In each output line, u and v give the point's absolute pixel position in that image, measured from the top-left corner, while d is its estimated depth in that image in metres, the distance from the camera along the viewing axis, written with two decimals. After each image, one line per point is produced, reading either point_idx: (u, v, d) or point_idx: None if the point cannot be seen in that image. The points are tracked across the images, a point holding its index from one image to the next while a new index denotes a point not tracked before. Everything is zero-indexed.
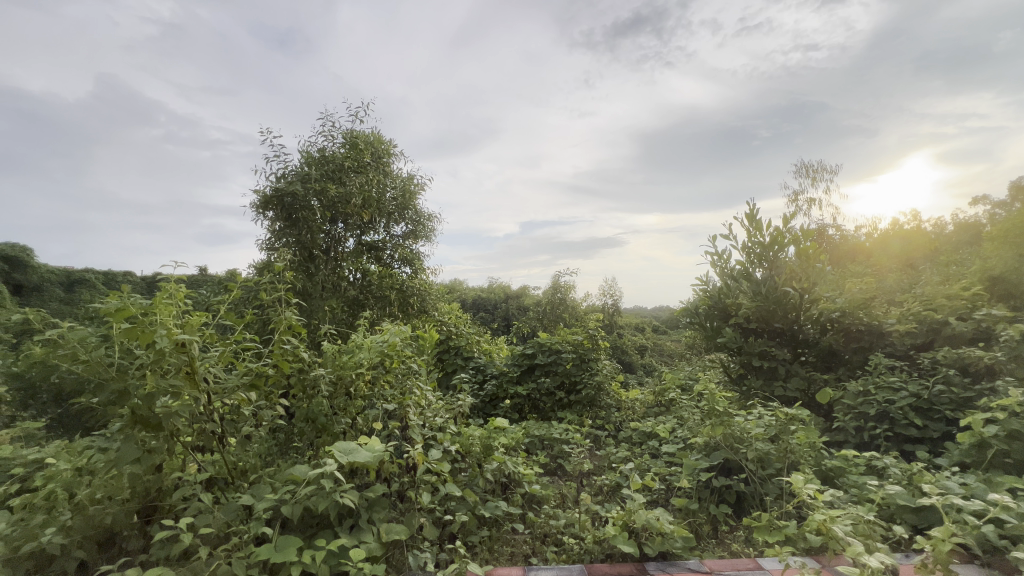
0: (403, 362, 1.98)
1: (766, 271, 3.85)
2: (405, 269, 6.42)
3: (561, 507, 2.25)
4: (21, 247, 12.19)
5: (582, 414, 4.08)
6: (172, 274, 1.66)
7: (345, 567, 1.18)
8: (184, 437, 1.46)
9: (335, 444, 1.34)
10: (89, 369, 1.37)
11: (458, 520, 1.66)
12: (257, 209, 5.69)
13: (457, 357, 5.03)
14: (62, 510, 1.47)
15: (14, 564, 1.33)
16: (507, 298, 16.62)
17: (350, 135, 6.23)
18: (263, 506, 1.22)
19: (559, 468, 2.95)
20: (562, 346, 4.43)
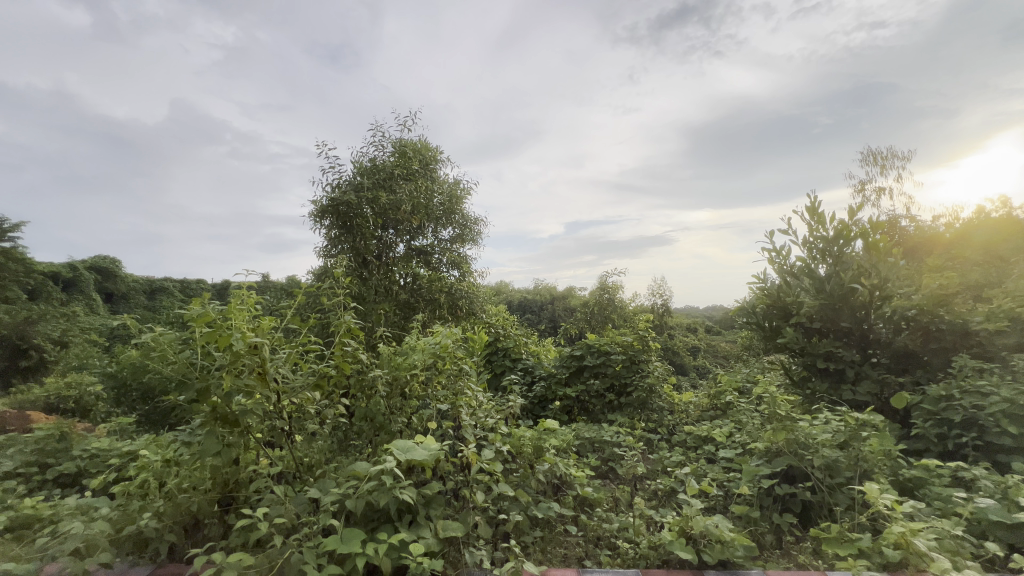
0: (456, 364, 2.02)
1: (830, 267, 3.61)
2: (453, 272, 6.55)
3: (614, 511, 2.23)
4: (111, 259, 13.59)
5: (633, 417, 3.99)
6: (244, 281, 1.79)
7: (405, 561, 1.23)
8: (257, 433, 1.56)
9: (393, 442, 1.39)
10: (176, 369, 1.51)
11: (511, 520, 1.67)
12: (315, 218, 6.04)
13: (505, 358, 5.08)
14: (155, 497, 1.63)
15: (118, 545, 1.50)
16: (553, 299, 16.58)
17: (399, 144, 6.47)
18: (329, 500, 1.29)
19: (611, 472, 2.90)
20: (612, 347, 4.37)
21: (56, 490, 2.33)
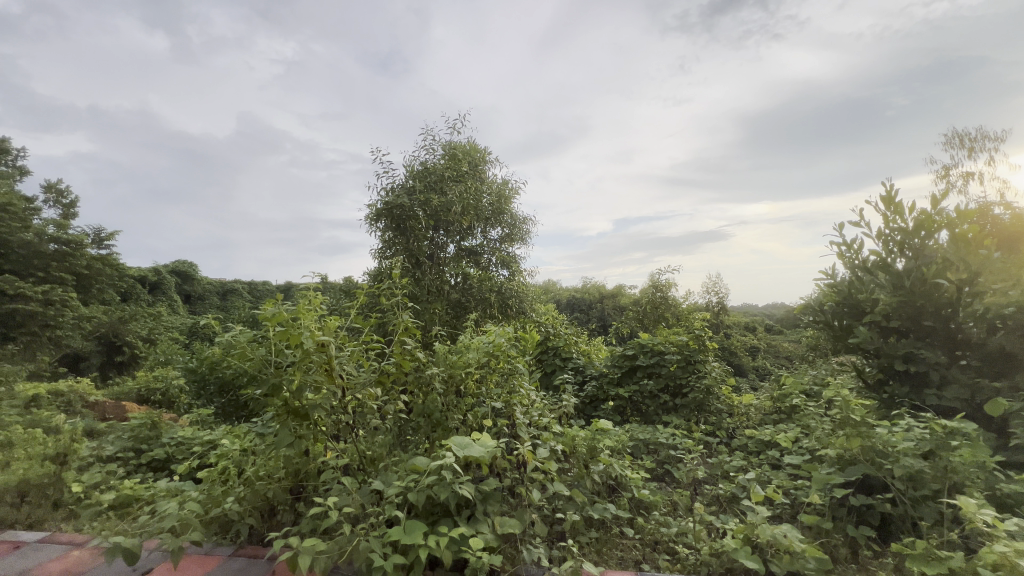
0: (509, 363, 2.04)
1: (909, 262, 3.33)
2: (502, 271, 6.61)
3: (671, 515, 2.17)
4: (189, 263, 14.85)
5: (689, 419, 3.86)
6: (311, 282, 1.90)
7: (465, 554, 1.25)
8: (324, 426, 1.65)
9: (452, 438, 1.41)
10: (253, 365, 1.62)
11: (567, 520, 1.67)
12: (370, 221, 6.31)
13: (555, 357, 5.08)
14: (236, 483, 1.76)
15: (207, 525, 1.64)
16: (602, 298, 16.34)
17: (449, 146, 6.62)
18: (392, 492, 1.33)
19: (667, 474, 2.83)
20: (665, 347, 4.25)
21: (150, 473, 2.59)
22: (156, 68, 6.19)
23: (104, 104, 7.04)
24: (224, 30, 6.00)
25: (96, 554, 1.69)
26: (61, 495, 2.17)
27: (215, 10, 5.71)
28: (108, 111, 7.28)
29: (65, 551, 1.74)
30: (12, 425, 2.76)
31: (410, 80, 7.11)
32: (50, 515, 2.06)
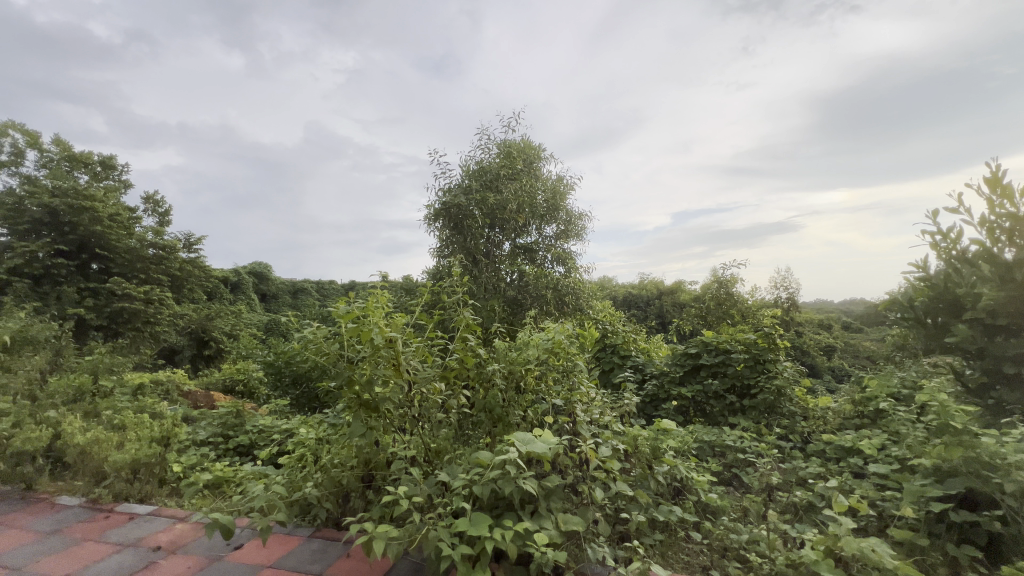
0: (569, 360, 2.02)
1: (1020, 250, 2.69)
2: (558, 268, 6.57)
3: (741, 521, 2.07)
4: (266, 265, 16.07)
5: (758, 421, 3.66)
6: (378, 280, 1.98)
7: (530, 548, 1.26)
8: (392, 418, 1.72)
9: (515, 433, 1.42)
10: (328, 359, 1.72)
11: (632, 520, 1.64)
12: (429, 221, 6.55)
13: (613, 355, 4.99)
14: (314, 468, 1.89)
15: (290, 506, 1.78)
16: (661, 295, 15.89)
17: (503, 145, 6.68)
18: (458, 484, 1.37)
19: (735, 479, 2.71)
20: (731, 346, 4.05)
21: (238, 457, 2.83)
22: (235, 83, 6.76)
23: (192, 121, 7.77)
24: (292, 45, 6.44)
25: (197, 529, 1.88)
26: (165, 473, 2.41)
27: (284, 26, 6.14)
28: (194, 127, 8.03)
29: (170, 524, 1.95)
30: (123, 409, 3.11)
31: (463, 81, 7.23)
32: (157, 491, 2.30)
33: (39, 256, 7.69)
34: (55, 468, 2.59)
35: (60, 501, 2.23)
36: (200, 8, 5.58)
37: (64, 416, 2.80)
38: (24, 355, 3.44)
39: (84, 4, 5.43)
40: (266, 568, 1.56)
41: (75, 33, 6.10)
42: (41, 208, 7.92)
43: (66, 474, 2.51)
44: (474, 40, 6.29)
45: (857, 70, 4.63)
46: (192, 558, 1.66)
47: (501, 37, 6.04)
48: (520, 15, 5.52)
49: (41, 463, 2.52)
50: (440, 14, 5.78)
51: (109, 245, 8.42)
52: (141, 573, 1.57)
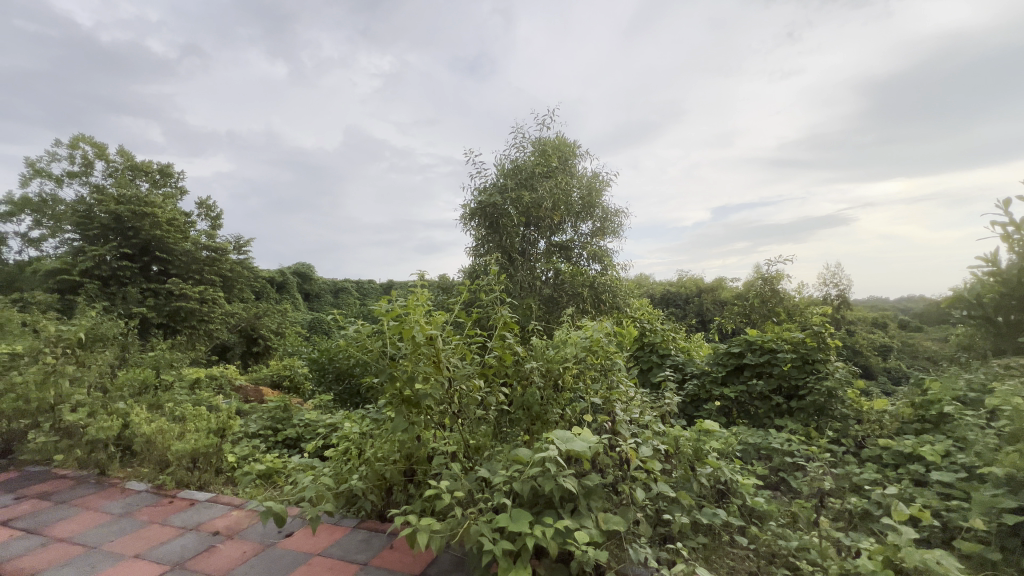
0: (608, 358, 2.00)
1: None
2: (594, 265, 6.51)
3: (790, 527, 1.99)
4: (309, 265, 16.71)
5: (807, 424, 3.51)
6: (418, 279, 2.02)
7: (571, 547, 1.26)
8: (433, 414, 1.75)
9: (554, 431, 1.42)
10: (372, 356, 1.77)
11: (675, 522, 1.62)
12: (466, 220, 6.63)
13: (652, 354, 4.90)
14: (358, 462, 1.95)
15: (337, 497, 1.84)
16: (701, 292, 15.47)
17: (538, 143, 6.68)
18: (499, 480, 1.38)
19: (783, 483, 2.62)
20: (777, 345, 3.88)
21: (287, 449, 2.97)
22: (274, 91, 7.04)
23: (241, 129, 8.16)
24: (331, 52, 6.66)
25: (251, 515, 1.99)
26: (221, 463, 2.55)
27: (325, 34, 6.36)
28: (242, 135, 8.44)
29: (226, 510, 2.06)
30: (182, 402, 3.32)
31: (497, 80, 7.26)
32: (214, 480, 2.45)
33: (107, 259, 8.31)
34: (124, 456, 2.80)
35: (130, 486, 2.41)
36: (246, 22, 5.95)
37: (131, 407, 3.02)
38: (95, 350, 3.72)
39: (143, 22, 5.82)
40: (315, 555, 1.63)
41: (135, 49, 6.53)
42: (108, 214, 8.54)
43: (134, 462, 2.70)
44: (507, 38, 6.29)
45: (915, 51, 4.34)
46: (247, 544, 1.75)
47: (535, 35, 6.04)
48: (552, 12, 5.51)
49: (112, 451, 2.72)
50: (475, 15, 5.83)
51: (167, 247, 8.97)
52: (202, 555, 1.67)
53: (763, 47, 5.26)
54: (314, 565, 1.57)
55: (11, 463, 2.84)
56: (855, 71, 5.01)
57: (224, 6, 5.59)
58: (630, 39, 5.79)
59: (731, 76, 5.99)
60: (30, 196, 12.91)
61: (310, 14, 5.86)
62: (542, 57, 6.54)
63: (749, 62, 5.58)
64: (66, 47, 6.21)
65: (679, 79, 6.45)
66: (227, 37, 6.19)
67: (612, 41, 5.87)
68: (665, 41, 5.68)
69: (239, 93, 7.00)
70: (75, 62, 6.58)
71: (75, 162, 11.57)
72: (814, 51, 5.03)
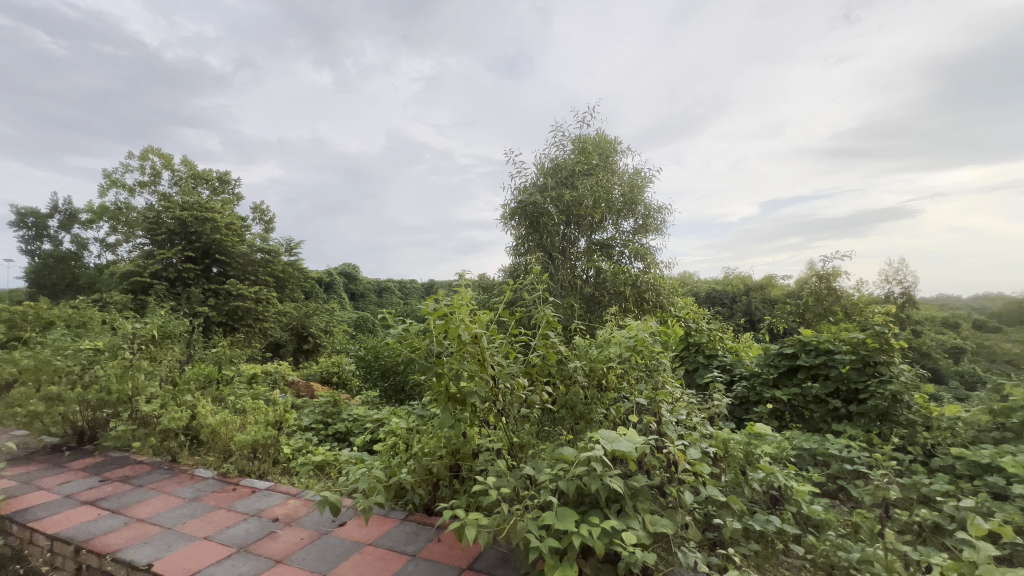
0: (654, 358, 1.96)
1: None
2: (636, 264, 6.38)
3: (850, 538, 1.89)
4: (354, 266, 17.34)
5: (868, 430, 3.30)
6: (462, 278, 2.05)
7: (618, 548, 1.25)
8: (478, 411, 1.78)
9: (598, 431, 1.41)
10: (419, 354, 1.82)
11: (725, 526, 1.57)
12: (506, 220, 6.68)
13: (698, 354, 4.78)
14: (406, 456, 2.02)
15: (387, 490, 1.91)
16: (748, 291, 14.89)
17: (578, 141, 6.64)
18: (544, 479, 1.38)
19: (842, 492, 2.48)
20: (834, 345, 3.67)
21: (338, 443, 3.10)
22: (322, 98, 7.35)
23: (291, 136, 8.57)
24: (374, 58, 6.86)
25: (307, 504, 2.09)
26: (278, 454, 2.70)
27: (367, 41, 6.57)
28: (293, 143, 8.86)
29: (285, 498, 2.19)
30: (242, 395, 3.53)
31: (536, 79, 7.27)
32: (271, 469, 2.59)
33: (173, 262, 8.96)
34: (191, 445, 3.01)
35: (199, 472, 2.60)
36: (295, 33, 6.24)
37: (198, 399, 3.25)
38: (165, 346, 4.02)
39: (202, 37, 6.24)
40: (367, 545, 1.70)
41: (195, 64, 7.00)
42: (174, 220, 9.20)
43: (201, 450, 2.90)
44: (547, 35, 6.26)
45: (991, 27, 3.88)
46: (304, 531, 1.84)
47: (574, 31, 5.99)
48: (590, 5, 5.41)
49: (181, 440, 2.94)
50: (512, 14, 5.82)
51: (226, 250, 9.54)
52: (263, 540, 1.77)
53: (819, 31, 5.00)
54: (366, 554, 1.64)
55: (96, 449, 3.12)
56: (923, 51, 4.53)
57: (275, 19, 5.89)
58: (673, 29, 5.65)
59: (782, 63, 5.68)
60: (107, 204, 14.07)
61: (354, 22, 6.07)
62: (580, 53, 6.44)
63: (802, 47, 5.32)
64: (134, 63, 6.78)
65: (725, 69, 6.16)
66: (277, 48, 6.52)
67: (652, 32, 5.74)
68: (710, 31, 5.50)
69: (290, 102, 7.39)
70: (141, 78, 7.15)
71: (145, 172, 12.53)
72: (874, 33, 4.65)
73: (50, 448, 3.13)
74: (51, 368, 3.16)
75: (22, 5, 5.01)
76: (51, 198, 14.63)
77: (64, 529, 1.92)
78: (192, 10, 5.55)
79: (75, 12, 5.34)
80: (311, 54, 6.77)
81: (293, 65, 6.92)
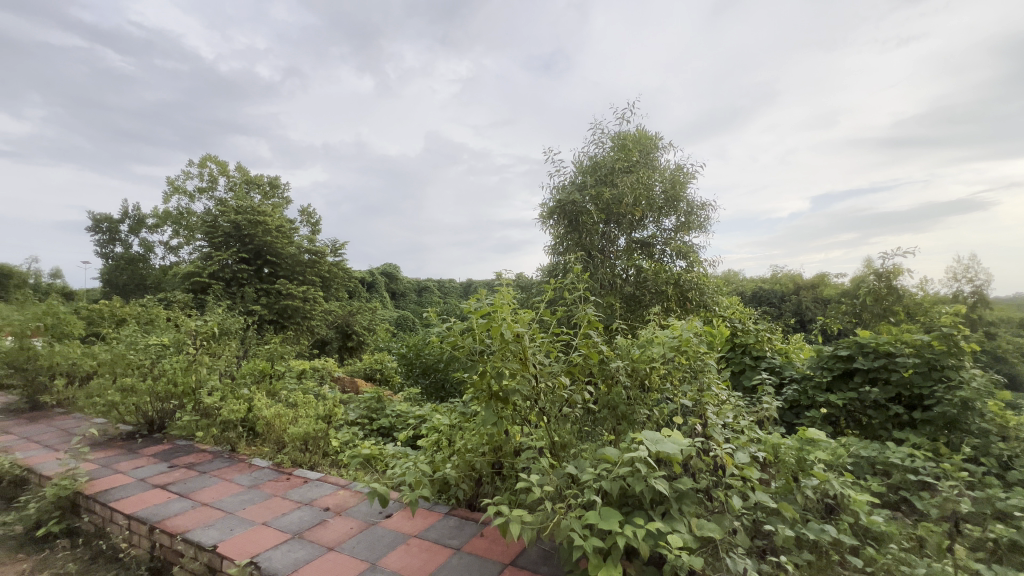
0: (699, 359, 1.91)
1: None
2: (678, 262, 6.23)
3: (915, 553, 1.78)
4: (395, 266, 17.83)
5: (935, 439, 3.08)
6: (504, 278, 2.07)
7: (663, 550, 1.24)
8: (519, 410, 1.79)
9: (642, 432, 1.39)
10: (462, 351, 1.85)
11: (777, 534, 1.52)
12: (546, 219, 6.69)
13: (744, 356, 4.63)
14: (449, 452, 2.06)
15: (432, 483, 1.96)
16: (798, 290, 14.23)
17: (617, 138, 6.56)
18: (586, 478, 1.38)
19: (905, 504, 2.34)
20: (895, 348, 3.46)
21: (383, 437, 3.20)
22: (364, 102, 7.59)
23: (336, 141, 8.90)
24: (413, 62, 7.02)
25: (355, 495, 2.18)
26: (328, 447, 2.82)
27: (407, 46, 6.73)
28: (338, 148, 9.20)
29: (335, 489, 2.28)
30: (294, 390, 3.72)
31: (573, 76, 7.21)
32: (322, 461, 2.71)
33: (229, 264, 9.50)
34: (249, 436, 3.19)
35: (255, 461, 2.76)
36: (339, 41, 6.47)
37: (254, 394, 3.44)
38: (224, 341, 4.28)
39: (253, 49, 6.59)
40: (413, 537, 1.75)
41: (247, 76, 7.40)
42: (229, 224, 9.74)
43: (258, 441, 3.07)
44: (582, 32, 6.19)
45: None
46: (353, 521, 1.92)
47: (611, 27, 5.89)
48: None
49: (240, 431, 3.13)
50: (547, 11, 5.77)
51: (277, 252, 10.02)
52: (315, 528, 1.86)
53: (877, 13, 4.74)
54: (413, 545, 1.69)
55: (165, 437, 3.36)
56: (999, 27, 3.93)
57: (320, 29, 6.14)
58: (717, 19, 5.46)
59: (836, 49, 5.35)
60: (171, 209, 15.08)
61: (394, 30, 6.25)
62: (619, 48, 6.31)
63: (858, 31, 4.99)
64: (192, 76, 7.16)
65: (776, 57, 5.92)
66: (323, 56, 6.80)
67: (694, 24, 5.59)
68: (757, 17, 5.32)
69: (335, 107, 7.68)
70: (200, 91, 7.55)
71: (203, 179, 13.34)
72: (939, 12, 4.29)
73: (125, 435, 3.38)
74: (125, 361, 3.43)
75: (97, 28, 5.45)
76: (122, 205, 15.83)
77: (139, 510, 2.08)
78: (245, 25, 5.88)
79: (141, 31, 5.79)
80: (354, 61, 7.02)
81: (338, 72, 7.18)
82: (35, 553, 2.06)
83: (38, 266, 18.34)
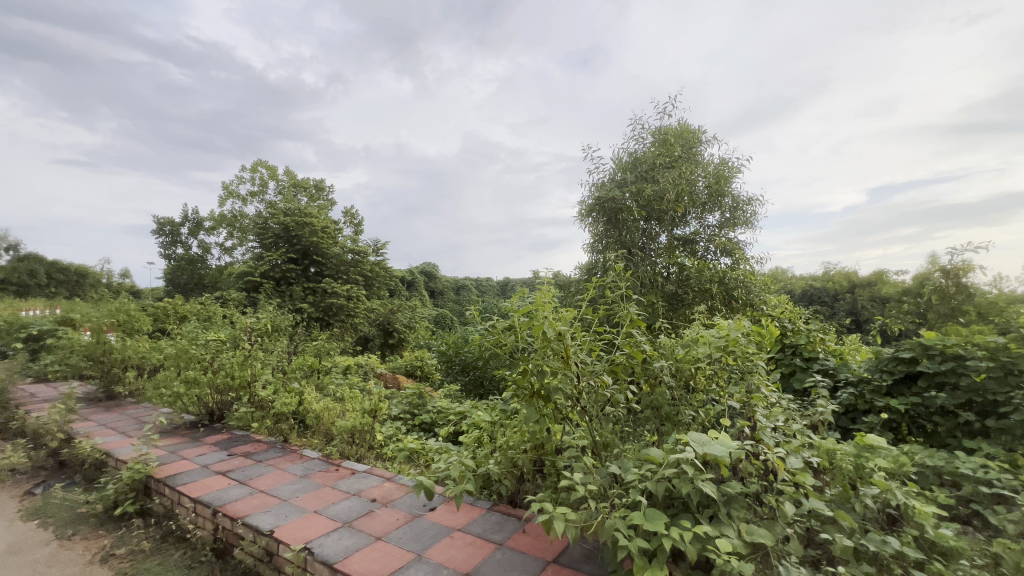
0: (747, 359, 1.84)
1: None
2: (723, 259, 6.05)
3: (989, 571, 1.66)
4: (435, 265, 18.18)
5: (1011, 450, 2.83)
6: (545, 275, 2.07)
7: (712, 555, 1.21)
8: (561, 407, 1.79)
9: (689, 433, 1.36)
10: (503, 349, 1.86)
11: (834, 544, 1.46)
12: (585, 217, 6.63)
13: (795, 357, 4.45)
14: (491, 448, 2.09)
15: (475, 478, 2.00)
16: (854, 288, 13.47)
17: (659, 132, 6.43)
18: (631, 478, 1.36)
19: (976, 518, 2.16)
20: (965, 350, 3.19)
21: (425, 432, 3.28)
22: (404, 105, 7.76)
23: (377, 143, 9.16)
24: (450, 63, 7.14)
25: (400, 488, 2.24)
26: (372, 440, 2.91)
27: (444, 49, 6.85)
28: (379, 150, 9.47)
29: (380, 481, 2.36)
30: (340, 385, 3.87)
31: (611, 71, 7.11)
32: (367, 454, 2.81)
33: (278, 263, 9.97)
34: (299, 428, 3.35)
35: (305, 452, 2.88)
36: (379, 47, 6.66)
37: (304, 388, 3.60)
38: (275, 338, 4.50)
39: (299, 58, 6.88)
40: (457, 530, 1.78)
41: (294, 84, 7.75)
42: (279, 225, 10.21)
43: (307, 433, 3.21)
44: (619, 26, 6.10)
45: None
46: (398, 512, 1.98)
47: (650, 19, 5.79)
48: None
49: (292, 423, 3.29)
50: (583, 7, 5.72)
51: (323, 252, 10.42)
52: (364, 517, 1.93)
53: None
54: (457, 538, 1.72)
55: (223, 427, 3.58)
56: None
57: (361, 35, 6.34)
58: (762, 6, 5.29)
59: (895, 31, 5.00)
60: (226, 212, 15.97)
61: (432, 33, 6.37)
62: (659, 41, 6.17)
63: (921, 10, 4.68)
64: (244, 86, 7.58)
65: (829, 42, 5.62)
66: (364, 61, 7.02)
67: (739, 14, 5.42)
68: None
69: (377, 110, 7.91)
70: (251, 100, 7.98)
71: (255, 183, 14.05)
72: None
73: (188, 424, 3.61)
74: (188, 355, 3.68)
75: (159, 44, 5.85)
76: (183, 209, 16.91)
77: (203, 494, 2.23)
78: (292, 34, 6.16)
79: (198, 44, 6.16)
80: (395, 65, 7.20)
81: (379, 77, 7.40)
82: (114, 530, 2.27)
83: (111, 267, 19.91)
